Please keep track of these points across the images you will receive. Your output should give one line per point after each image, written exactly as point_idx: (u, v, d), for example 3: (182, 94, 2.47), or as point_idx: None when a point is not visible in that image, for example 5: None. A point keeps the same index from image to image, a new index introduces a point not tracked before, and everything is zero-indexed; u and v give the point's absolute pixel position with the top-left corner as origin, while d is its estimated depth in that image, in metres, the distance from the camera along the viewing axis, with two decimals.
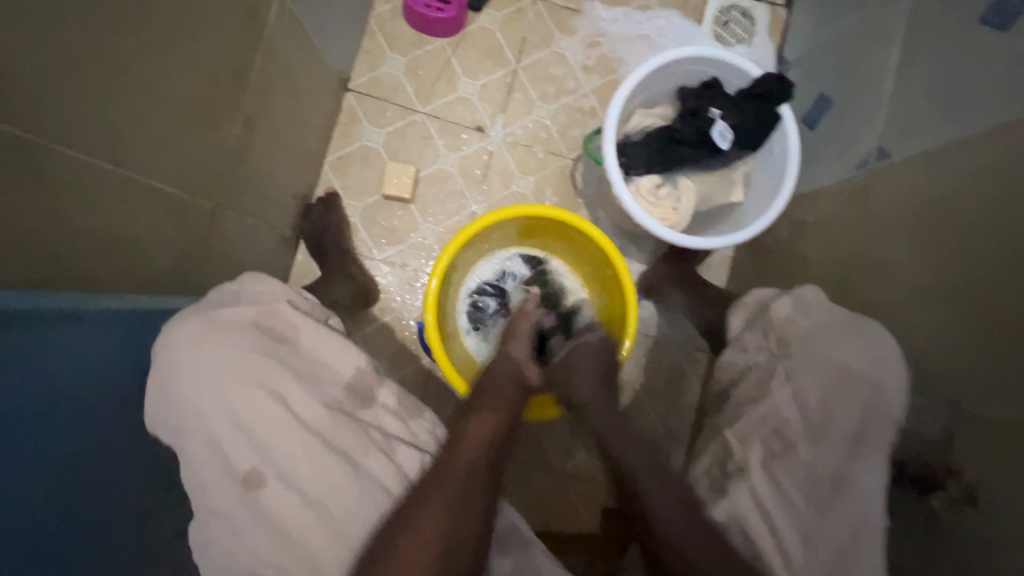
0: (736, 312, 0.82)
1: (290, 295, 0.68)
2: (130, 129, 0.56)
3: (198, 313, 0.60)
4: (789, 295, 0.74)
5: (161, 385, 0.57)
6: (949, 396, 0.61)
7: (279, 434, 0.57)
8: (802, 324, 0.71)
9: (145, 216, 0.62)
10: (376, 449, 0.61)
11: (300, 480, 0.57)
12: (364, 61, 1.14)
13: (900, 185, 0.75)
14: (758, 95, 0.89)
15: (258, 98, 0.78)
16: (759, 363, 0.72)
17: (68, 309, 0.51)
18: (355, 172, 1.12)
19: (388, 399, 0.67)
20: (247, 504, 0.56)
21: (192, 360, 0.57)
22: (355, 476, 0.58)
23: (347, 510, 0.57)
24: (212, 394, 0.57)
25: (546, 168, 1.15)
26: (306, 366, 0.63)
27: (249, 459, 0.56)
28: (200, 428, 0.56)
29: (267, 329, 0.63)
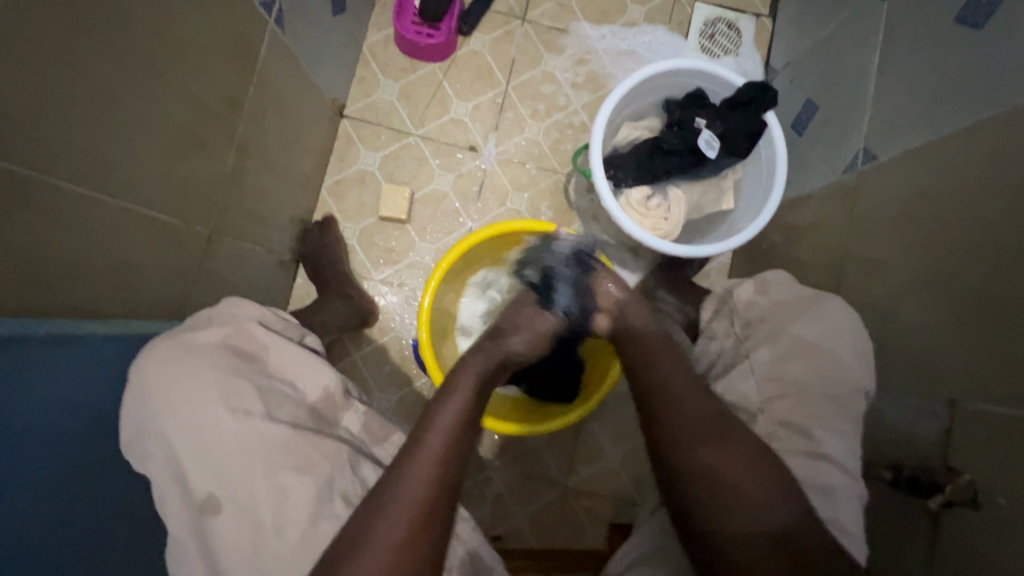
0: (706, 304, 0.81)
1: (262, 316, 0.71)
2: (121, 158, 0.58)
3: (170, 337, 0.62)
4: (750, 278, 0.76)
5: (122, 421, 0.58)
6: (946, 393, 0.60)
7: (234, 457, 0.57)
8: (763, 305, 0.72)
9: (142, 245, 0.64)
10: (341, 467, 0.61)
11: (256, 507, 0.56)
12: (359, 88, 1.17)
13: (888, 184, 0.75)
14: (742, 104, 0.91)
15: (251, 127, 0.80)
16: (726, 350, 0.72)
17: (60, 336, 0.52)
18: (352, 195, 1.15)
19: (352, 424, 0.68)
20: (200, 531, 0.56)
21: (160, 384, 0.58)
22: (316, 497, 0.58)
23: (304, 534, 0.56)
24: (173, 419, 0.57)
25: (539, 183, 1.16)
26: (275, 385, 0.65)
27: (208, 486, 0.56)
28: (166, 458, 0.57)
29: (236, 349, 0.65)
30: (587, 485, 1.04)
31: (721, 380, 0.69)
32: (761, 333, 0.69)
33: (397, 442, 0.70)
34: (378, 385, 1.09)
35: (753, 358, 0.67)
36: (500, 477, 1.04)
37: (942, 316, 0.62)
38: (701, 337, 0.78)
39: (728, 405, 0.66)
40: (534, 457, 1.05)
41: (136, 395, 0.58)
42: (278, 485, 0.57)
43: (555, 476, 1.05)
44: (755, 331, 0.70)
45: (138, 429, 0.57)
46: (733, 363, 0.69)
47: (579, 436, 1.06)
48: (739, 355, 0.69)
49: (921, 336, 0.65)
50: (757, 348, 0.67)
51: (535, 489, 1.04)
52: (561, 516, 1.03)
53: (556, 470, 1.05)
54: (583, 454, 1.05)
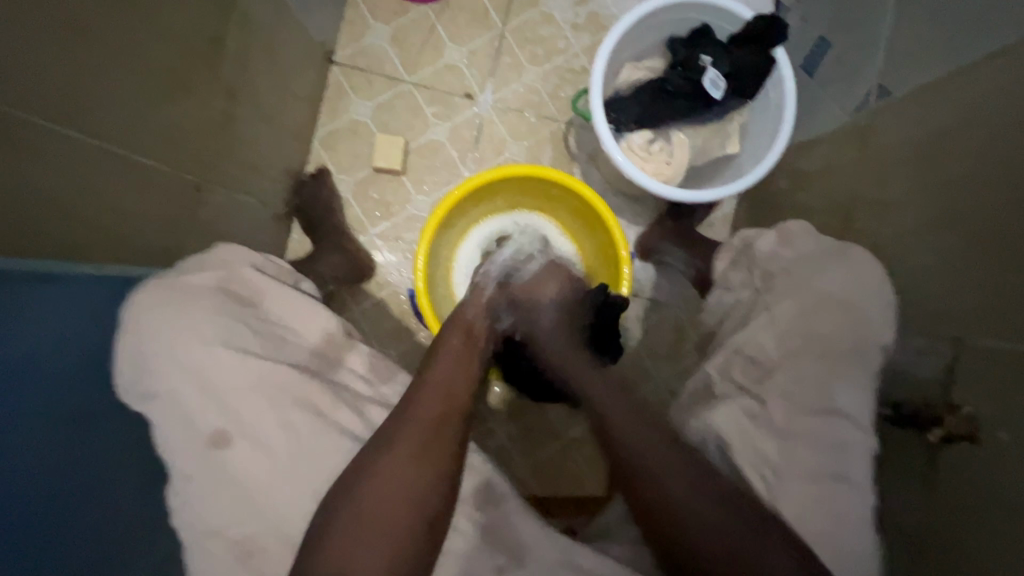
0: (722, 256, 0.83)
1: (257, 261, 0.70)
2: (99, 93, 0.55)
3: (164, 279, 0.61)
4: (772, 229, 0.74)
5: (120, 355, 0.56)
6: (952, 332, 0.59)
7: (245, 395, 0.57)
8: (786, 256, 0.71)
9: (129, 189, 0.62)
10: (347, 406, 0.62)
11: (266, 442, 0.57)
12: (348, 32, 1.11)
13: (903, 121, 0.72)
14: (750, 39, 0.86)
15: (236, 69, 0.76)
16: (743, 300, 0.73)
17: (42, 273, 0.51)
18: (345, 146, 1.11)
19: (357, 363, 0.68)
20: (211, 465, 0.56)
21: (163, 324, 0.57)
22: (325, 432, 0.59)
23: (316, 462, 0.58)
24: (178, 358, 0.57)
25: (538, 132, 1.12)
26: (274, 329, 0.64)
27: (215, 421, 0.56)
28: (168, 396, 0.56)
29: (232, 293, 0.64)
30: (587, 435, 1.06)
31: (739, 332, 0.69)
32: (785, 286, 0.67)
33: (403, 383, 0.71)
34: (378, 339, 1.09)
35: (776, 310, 0.65)
36: (500, 428, 1.05)
37: (954, 255, 0.61)
38: (716, 288, 0.80)
39: (747, 357, 0.66)
40: (535, 408, 1.06)
41: (135, 333, 0.57)
42: (287, 422, 0.58)
43: (556, 427, 1.06)
44: (776, 282, 0.69)
45: (139, 367, 0.56)
46: (752, 314, 0.69)
47: None
48: (757, 305, 0.70)
49: (931, 276, 0.64)
50: (780, 301, 0.66)
51: (537, 438, 1.05)
52: (562, 466, 1.05)
53: (556, 421, 1.06)
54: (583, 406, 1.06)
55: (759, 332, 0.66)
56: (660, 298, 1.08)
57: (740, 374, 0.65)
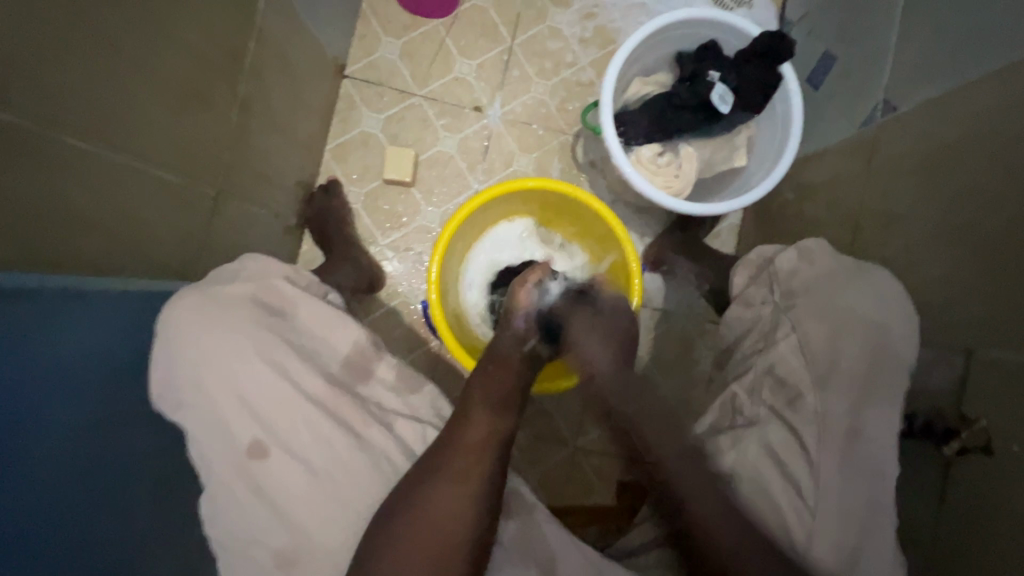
0: (740, 270, 0.82)
1: (288, 273, 0.71)
2: (124, 108, 0.56)
3: (195, 290, 0.61)
4: (792, 246, 0.74)
5: (155, 367, 0.57)
6: (963, 343, 0.60)
7: (280, 406, 0.58)
8: (806, 273, 0.72)
9: (149, 200, 0.63)
10: (377, 421, 0.63)
11: (300, 454, 0.58)
12: (359, 46, 1.13)
13: (909, 134, 0.73)
14: (758, 55, 0.87)
15: (253, 83, 0.78)
16: (764, 317, 0.73)
17: (69, 289, 0.52)
18: (356, 158, 1.12)
19: (386, 373, 0.68)
20: (248, 475, 0.57)
21: (192, 336, 0.58)
22: (356, 448, 0.59)
23: (351, 477, 0.58)
24: (216, 369, 0.58)
25: (547, 144, 1.14)
26: (305, 341, 0.65)
27: (252, 432, 0.57)
28: (207, 405, 0.57)
29: (266, 304, 0.65)
30: (597, 445, 1.06)
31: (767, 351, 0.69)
32: (808, 302, 0.68)
33: (429, 393, 0.70)
34: (388, 348, 1.10)
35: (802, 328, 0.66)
36: None
37: (963, 267, 0.62)
38: (737, 302, 0.79)
39: (774, 372, 0.66)
40: (544, 418, 1.06)
41: (173, 344, 0.58)
42: (321, 436, 0.59)
43: (565, 436, 1.06)
44: (799, 299, 0.70)
45: (177, 378, 0.57)
46: (775, 331, 0.70)
47: (589, 397, 1.07)
48: (781, 320, 0.70)
49: (941, 288, 0.65)
50: (803, 318, 0.67)
51: (546, 448, 1.05)
52: (571, 475, 1.05)
53: (566, 430, 1.06)
54: (593, 414, 1.07)
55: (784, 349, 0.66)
56: (668, 308, 1.09)
57: (770, 395, 0.66)
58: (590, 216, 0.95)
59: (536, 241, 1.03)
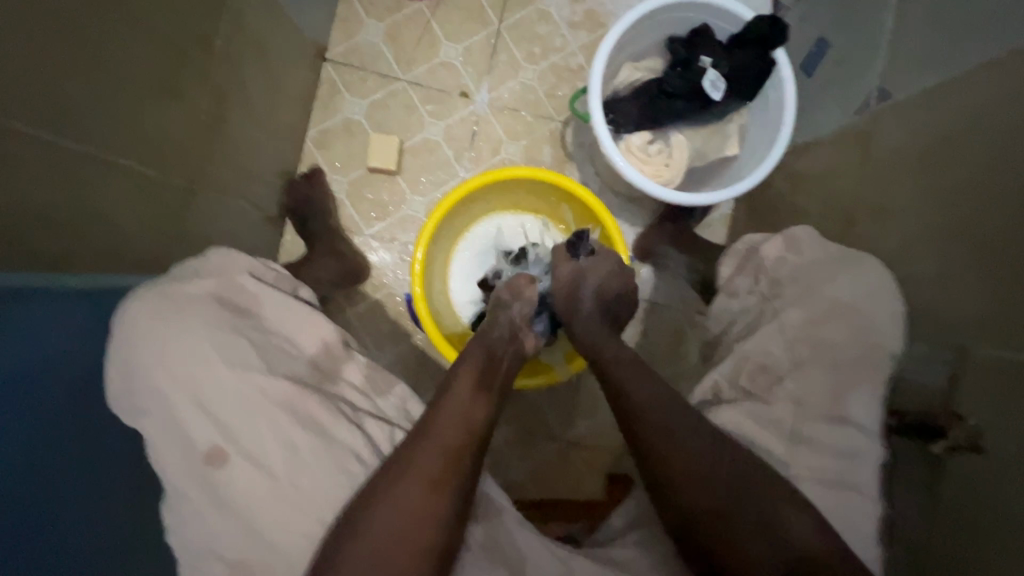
0: (727, 260, 0.81)
1: (252, 267, 0.69)
2: (85, 97, 0.53)
3: (153, 291, 0.59)
4: (780, 236, 0.73)
5: (110, 371, 0.55)
6: (955, 341, 0.59)
7: (239, 409, 0.56)
8: (793, 264, 0.70)
9: (115, 196, 0.60)
10: (347, 420, 0.61)
11: (263, 458, 0.56)
12: (341, 29, 1.09)
13: (904, 125, 0.71)
14: (749, 40, 0.85)
15: (225, 68, 0.74)
16: (750, 308, 0.72)
17: (21, 288, 0.50)
18: (339, 145, 1.09)
19: (355, 376, 0.67)
20: (208, 481, 0.55)
21: (147, 338, 0.56)
22: (324, 449, 0.57)
23: (313, 482, 0.56)
24: (170, 371, 0.55)
25: (536, 132, 1.11)
26: (271, 340, 0.63)
27: (211, 437, 0.55)
28: (162, 409, 0.55)
29: (228, 302, 0.62)
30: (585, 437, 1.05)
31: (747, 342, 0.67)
32: (794, 292, 0.67)
33: (400, 394, 0.70)
34: (373, 341, 1.08)
35: (785, 318, 0.65)
36: (498, 431, 1.04)
37: (958, 263, 0.60)
38: (721, 293, 0.78)
39: (757, 365, 0.65)
40: (532, 411, 1.05)
41: (125, 347, 0.56)
42: (285, 439, 0.56)
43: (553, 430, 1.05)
44: (785, 290, 0.68)
45: (130, 382, 0.55)
46: (761, 320, 0.68)
47: (578, 389, 1.06)
48: (765, 312, 0.68)
49: (932, 282, 0.64)
50: (788, 309, 0.65)
51: (534, 441, 1.05)
52: (558, 470, 1.04)
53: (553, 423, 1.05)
54: (582, 407, 1.06)
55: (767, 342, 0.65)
56: (657, 299, 1.07)
57: (748, 382, 0.65)
58: (578, 206, 0.92)
59: (522, 231, 1.01)
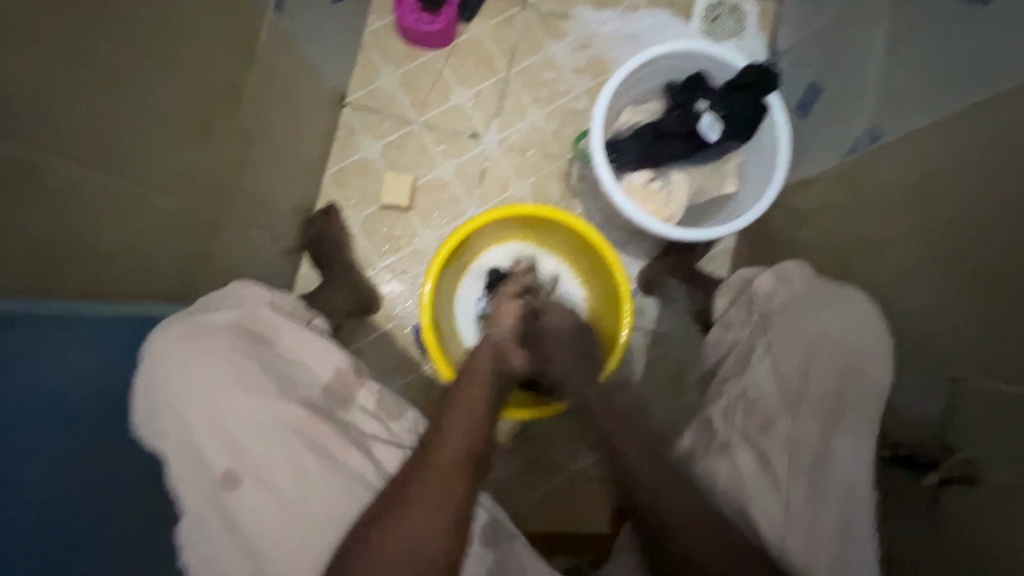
0: (723, 293, 0.84)
1: (271, 299, 0.72)
2: (130, 139, 0.59)
3: (181, 320, 0.63)
4: (771, 270, 0.75)
5: (138, 396, 0.58)
6: (947, 372, 0.60)
7: (254, 434, 0.58)
8: (784, 295, 0.72)
9: (145, 228, 0.65)
10: (356, 445, 0.63)
11: (275, 481, 0.58)
12: (360, 76, 1.17)
13: (895, 164, 0.75)
14: (743, 86, 0.89)
15: (254, 113, 0.80)
16: (742, 339, 0.74)
17: (59, 314, 0.54)
18: (355, 183, 1.15)
19: (367, 401, 0.69)
20: (222, 505, 0.57)
21: (170, 368, 0.59)
22: (331, 472, 0.60)
23: (325, 505, 0.58)
24: (192, 397, 0.58)
25: (542, 169, 1.16)
26: (286, 367, 0.66)
27: (225, 461, 0.57)
28: (182, 432, 0.57)
29: (248, 331, 0.66)
30: (591, 470, 1.05)
31: (741, 374, 0.69)
32: (783, 324, 0.68)
33: (412, 420, 0.72)
34: (383, 371, 1.10)
35: (775, 348, 0.67)
36: (504, 461, 1.05)
37: (948, 295, 0.62)
38: (716, 326, 0.80)
39: (750, 395, 0.65)
40: (539, 442, 1.06)
41: (153, 374, 0.59)
42: (296, 463, 0.59)
43: (559, 461, 1.05)
44: (774, 320, 0.70)
45: (153, 406, 0.58)
46: (752, 351, 0.69)
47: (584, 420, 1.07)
48: (757, 344, 0.69)
49: (926, 315, 0.65)
50: (779, 340, 0.67)
51: (540, 473, 1.05)
52: (563, 503, 1.04)
53: (559, 455, 1.05)
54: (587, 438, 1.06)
55: (759, 375, 0.66)
56: (661, 331, 1.09)
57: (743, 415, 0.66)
58: (580, 240, 0.96)
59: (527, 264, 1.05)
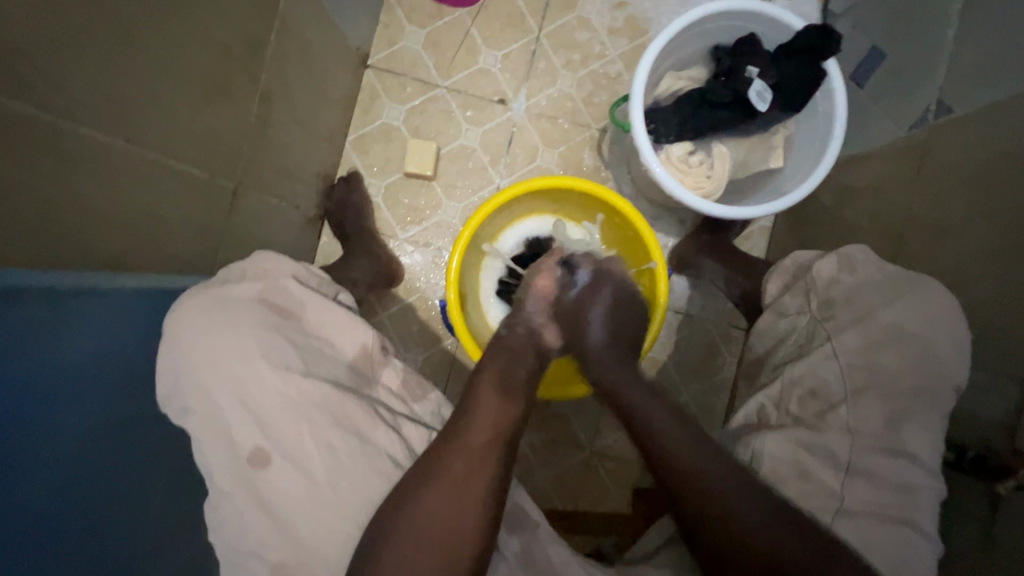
0: (774, 277, 0.79)
1: (296, 271, 0.70)
2: (144, 101, 0.55)
3: (205, 291, 0.61)
4: (833, 253, 0.69)
5: (162, 369, 0.57)
6: (1017, 370, 0.56)
7: (280, 412, 0.57)
8: (847, 283, 0.66)
9: (166, 196, 0.62)
10: (385, 423, 0.61)
11: (304, 461, 0.56)
12: (383, 35, 1.11)
13: (965, 139, 0.68)
14: (798, 50, 0.83)
15: (275, 73, 0.76)
16: (800, 328, 0.69)
17: (86, 286, 0.52)
18: (377, 149, 1.11)
19: (391, 380, 0.68)
20: (252, 483, 0.56)
21: (200, 339, 0.57)
22: (363, 452, 0.58)
23: (354, 485, 0.57)
24: (219, 372, 0.57)
25: (572, 139, 1.10)
26: (313, 343, 0.64)
27: (253, 438, 0.56)
28: (208, 408, 0.56)
29: (273, 304, 0.64)
30: (612, 450, 1.03)
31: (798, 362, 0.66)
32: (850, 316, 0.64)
33: (436, 400, 0.71)
34: (405, 344, 1.09)
35: (841, 342, 0.62)
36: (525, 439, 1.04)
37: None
38: (768, 312, 0.75)
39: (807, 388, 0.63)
40: (561, 420, 1.04)
41: (181, 347, 0.57)
42: (326, 441, 0.57)
43: (581, 441, 1.04)
44: (838, 311, 0.65)
45: (178, 381, 0.57)
46: (812, 343, 0.66)
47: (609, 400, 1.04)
48: (816, 334, 0.66)
49: (995, 307, 0.60)
50: (843, 332, 0.63)
51: (561, 452, 1.03)
52: (584, 483, 1.03)
53: (582, 434, 1.04)
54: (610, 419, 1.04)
55: (819, 365, 0.63)
56: (691, 311, 1.05)
57: (797, 407, 0.63)
58: (615, 216, 0.92)
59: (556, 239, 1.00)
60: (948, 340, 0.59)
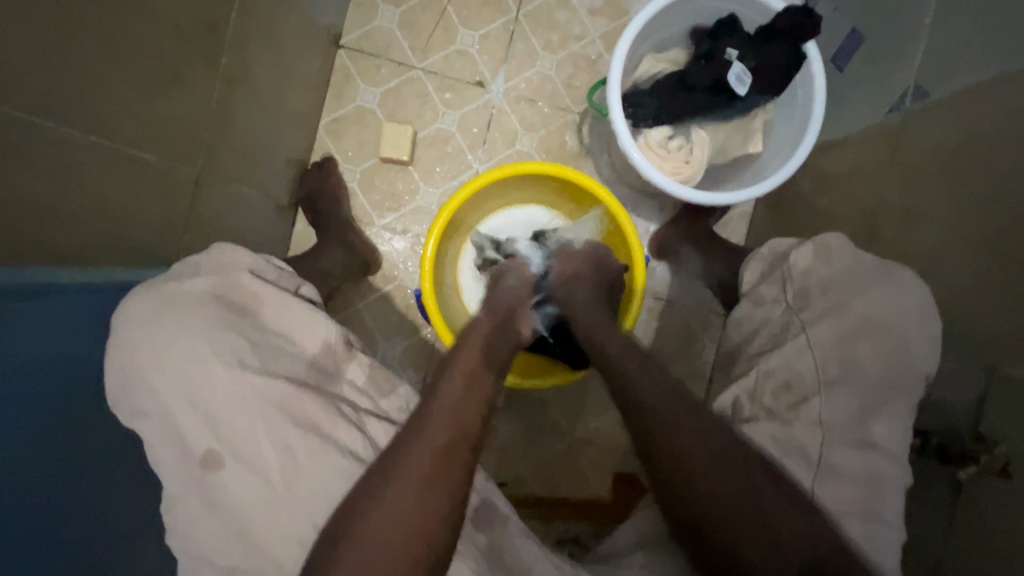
0: (751, 264, 0.75)
1: (254, 265, 0.67)
2: (96, 89, 0.52)
3: (153, 289, 0.59)
4: (810, 244, 0.67)
5: (108, 373, 0.55)
6: (984, 358, 0.58)
7: (233, 413, 0.56)
8: (822, 274, 0.66)
9: (121, 189, 0.59)
10: (347, 421, 0.60)
11: (256, 463, 0.56)
12: (355, 14, 1.07)
13: (941, 126, 0.67)
14: (778, 32, 0.81)
15: (237, 55, 0.73)
16: (773, 319, 0.67)
17: (32, 286, 0.49)
18: (351, 134, 1.08)
19: (357, 376, 0.66)
20: (205, 486, 0.55)
21: (145, 341, 0.56)
22: (321, 450, 0.57)
23: (311, 485, 0.56)
24: (168, 373, 0.55)
25: (552, 123, 1.08)
26: (270, 338, 0.63)
27: (205, 440, 0.55)
28: (159, 411, 0.55)
29: (227, 301, 0.62)
30: (592, 436, 1.04)
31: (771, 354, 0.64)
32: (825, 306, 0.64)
33: (404, 395, 0.68)
34: (383, 333, 1.07)
35: (814, 335, 0.62)
36: (505, 427, 1.04)
37: (992, 277, 0.58)
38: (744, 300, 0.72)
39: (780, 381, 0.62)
40: (542, 408, 1.04)
41: (127, 350, 0.56)
42: (281, 442, 0.56)
43: (562, 428, 1.04)
44: (813, 302, 0.64)
45: (124, 384, 0.55)
46: (784, 334, 0.65)
47: (589, 387, 1.04)
48: (792, 326, 0.64)
49: (965, 296, 0.61)
50: (819, 325, 0.63)
51: (542, 439, 1.04)
52: (564, 469, 1.03)
53: (562, 422, 1.04)
54: (590, 405, 1.04)
55: (794, 357, 0.62)
56: (671, 298, 1.05)
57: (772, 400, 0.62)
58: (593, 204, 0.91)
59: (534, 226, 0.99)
60: (919, 328, 0.59)
